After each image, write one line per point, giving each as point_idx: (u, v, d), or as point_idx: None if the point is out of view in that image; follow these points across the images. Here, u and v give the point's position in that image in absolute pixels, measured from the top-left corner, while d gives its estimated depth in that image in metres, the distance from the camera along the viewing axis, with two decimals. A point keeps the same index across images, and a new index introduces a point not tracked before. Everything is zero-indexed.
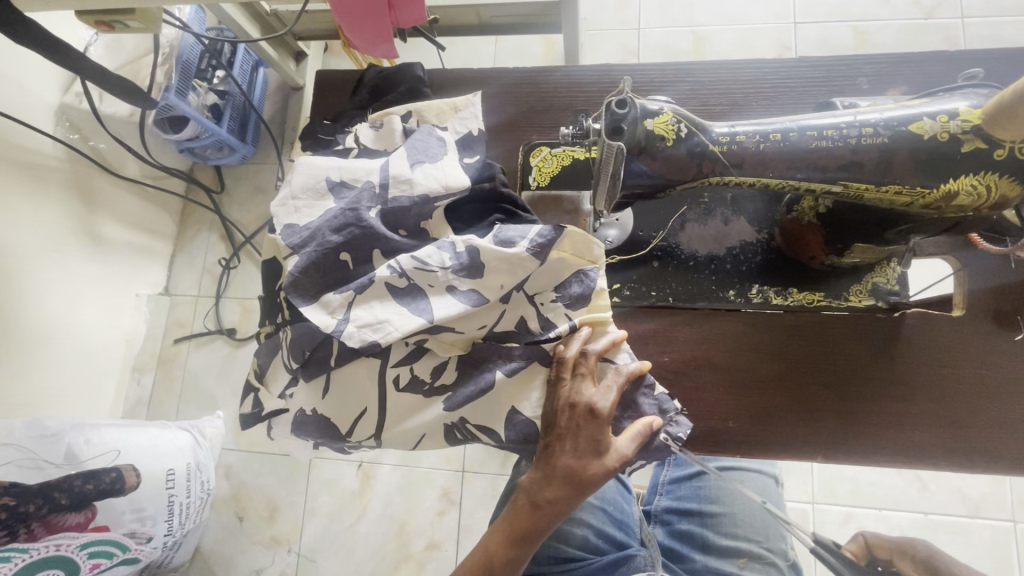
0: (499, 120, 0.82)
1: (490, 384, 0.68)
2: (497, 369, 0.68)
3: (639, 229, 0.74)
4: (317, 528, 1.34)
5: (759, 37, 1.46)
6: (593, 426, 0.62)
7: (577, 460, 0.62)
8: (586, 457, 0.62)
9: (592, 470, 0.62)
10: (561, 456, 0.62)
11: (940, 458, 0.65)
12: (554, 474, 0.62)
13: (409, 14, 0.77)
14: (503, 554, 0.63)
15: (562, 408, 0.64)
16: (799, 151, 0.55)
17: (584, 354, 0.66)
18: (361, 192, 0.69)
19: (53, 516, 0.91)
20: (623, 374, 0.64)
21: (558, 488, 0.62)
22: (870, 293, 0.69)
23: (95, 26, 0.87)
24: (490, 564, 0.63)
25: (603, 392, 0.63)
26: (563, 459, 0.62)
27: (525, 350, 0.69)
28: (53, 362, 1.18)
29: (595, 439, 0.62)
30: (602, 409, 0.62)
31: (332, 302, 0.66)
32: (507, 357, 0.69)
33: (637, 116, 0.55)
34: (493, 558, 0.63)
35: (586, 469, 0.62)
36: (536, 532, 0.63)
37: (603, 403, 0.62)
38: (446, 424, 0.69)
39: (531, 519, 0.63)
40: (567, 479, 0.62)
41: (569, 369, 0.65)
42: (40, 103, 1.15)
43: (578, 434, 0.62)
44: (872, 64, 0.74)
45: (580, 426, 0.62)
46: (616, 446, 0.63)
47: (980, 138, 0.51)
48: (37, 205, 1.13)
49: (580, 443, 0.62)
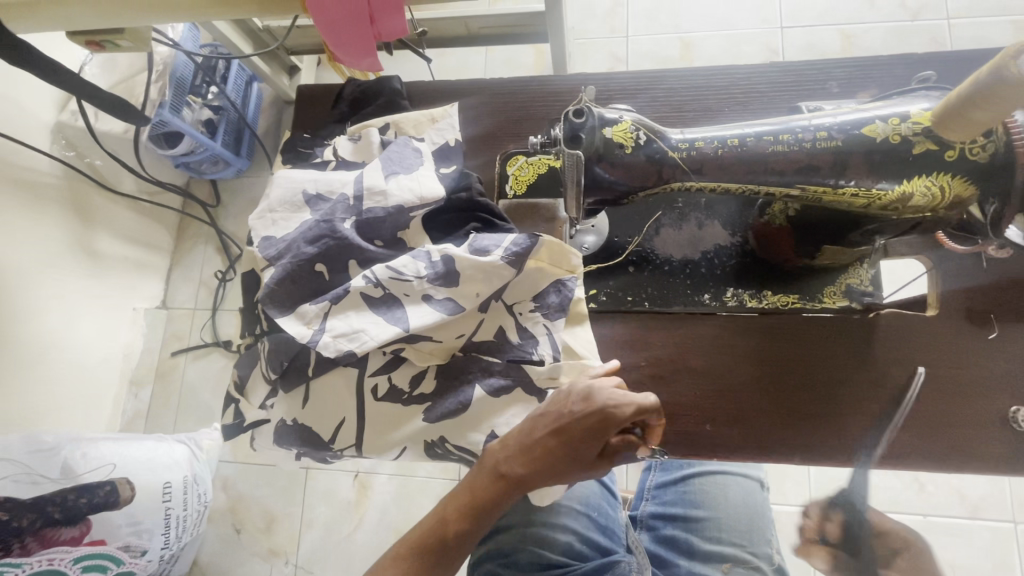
0: (477, 130, 0.83)
1: (469, 395, 0.68)
2: (475, 384, 0.69)
3: (615, 235, 0.75)
4: (314, 540, 1.34)
5: (746, 42, 1.47)
6: (593, 423, 0.58)
7: (557, 448, 0.59)
8: (567, 449, 0.58)
9: (567, 461, 0.59)
10: (544, 439, 0.59)
11: (916, 457, 0.65)
12: (529, 452, 0.59)
13: (390, 26, 0.78)
14: (455, 521, 0.60)
15: (567, 398, 0.60)
16: (757, 155, 0.56)
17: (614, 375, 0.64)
18: (336, 204, 0.70)
19: (47, 531, 0.93)
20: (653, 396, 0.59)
21: (529, 466, 0.59)
22: (843, 294, 0.69)
23: (87, 46, 0.89)
24: (439, 528, 0.61)
25: (620, 399, 0.58)
26: (542, 441, 0.59)
27: (505, 365, 0.69)
28: (50, 378, 1.19)
29: (584, 438, 0.58)
30: (614, 416, 0.57)
31: (308, 312, 0.67)
32: (486, 372, 0.69)
33: (596, 125, 0.56)
34: (446, 519, 0.61)
35: (554, 460, 0.59)
36: (494, 504, 0.60)
37: (614, 412, 0.57)
38: (427, 439, 0.69)
39: (491, 489, 0.60)
40: (541, 458, 0.59)
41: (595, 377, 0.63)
42: (36, 122, 1.17)
43: (572, 430, 0.58)
44: (842, 68, 0.75)
45: (581, 418, 0.58)
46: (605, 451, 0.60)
47: (930, 139, 0.51)
48: (35, 222, 1.15)
49: (569, 436, 0.58)
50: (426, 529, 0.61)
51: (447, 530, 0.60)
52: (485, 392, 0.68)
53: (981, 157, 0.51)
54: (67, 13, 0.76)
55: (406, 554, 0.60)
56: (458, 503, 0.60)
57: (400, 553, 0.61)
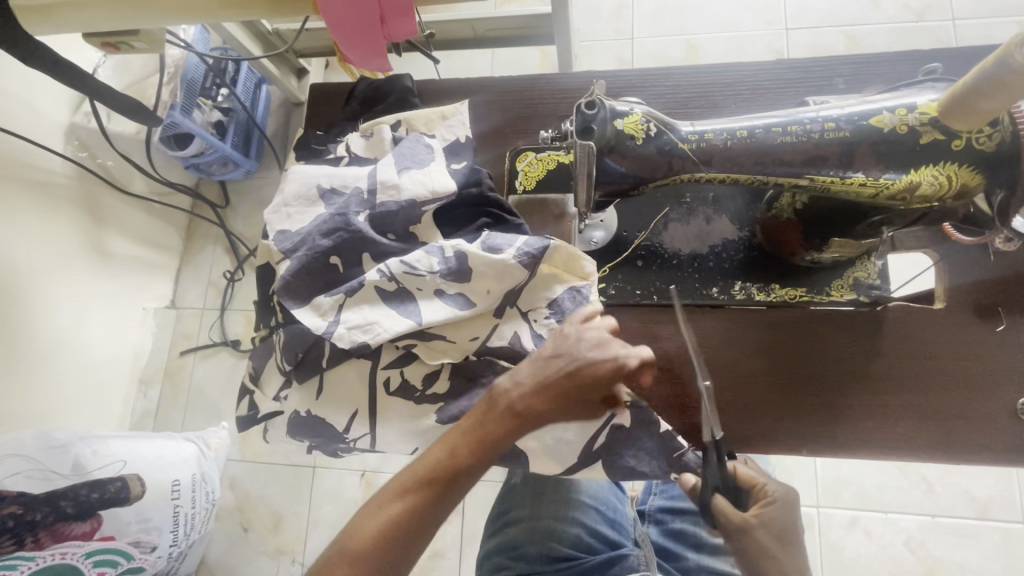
0: (487, 127, 0.84)
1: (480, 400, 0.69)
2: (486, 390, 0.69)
3: (624, 230, 0.75)
4: (321, 538, 1.34)
5: (751, 43, 1.48)
6: (608, 368, 0.61)
7: (568, 392, 0.61)
8: (577, 394, 0.61)
9: (579, 401, 0.61)
10: (556, 382, 0.61)
11: (922, 450, 0.66)
12: (540, 393, 0.61)
13: (401, 29, 0.80)
14: (465, 456, 0.60)
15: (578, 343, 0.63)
16: (766, 146, 0.57)
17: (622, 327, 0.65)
18: (350, 198, 0.71)
19: (59, 525, 0.93)
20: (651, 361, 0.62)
21: (543, 403, 0.61)
22: (851, 287, 0.70)
23: (101, 47, 0.91)
24: (448, 463, 0.60)
25: (630, 349, 0.62)
26: (553, 385, 0.61)
27: None
28: (61, 375, 1.20)
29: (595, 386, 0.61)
30: (626, 364, 0.61)
31: (323, 304, 0.68)
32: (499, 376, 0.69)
33: (607, 116, 0.57)
34: (455, 452, 0.60)
35: (561, 404, 0.61)
36: (502, 442, 0.60)
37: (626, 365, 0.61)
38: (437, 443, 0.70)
39: (500, 426, 0.61)
40: (555, 396, 0.61)
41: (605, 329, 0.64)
42: (50, 124, 1.19)
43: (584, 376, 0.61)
44: (848, 64, 0.76)
45: (594, 362, 0.61)
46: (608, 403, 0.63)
47: (938, 129, 0.52)
48: (49, 223, 1.17)
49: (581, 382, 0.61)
50: (432, 464, 0.60)
51: (456, 465, 0.60)
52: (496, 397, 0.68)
53: (988, 147, 0.52)
54: (85, 15, 0.77)
55: (413, 487, 0.60)
56: (469, 439, 0.60)
57: (406, 488, 0.60)
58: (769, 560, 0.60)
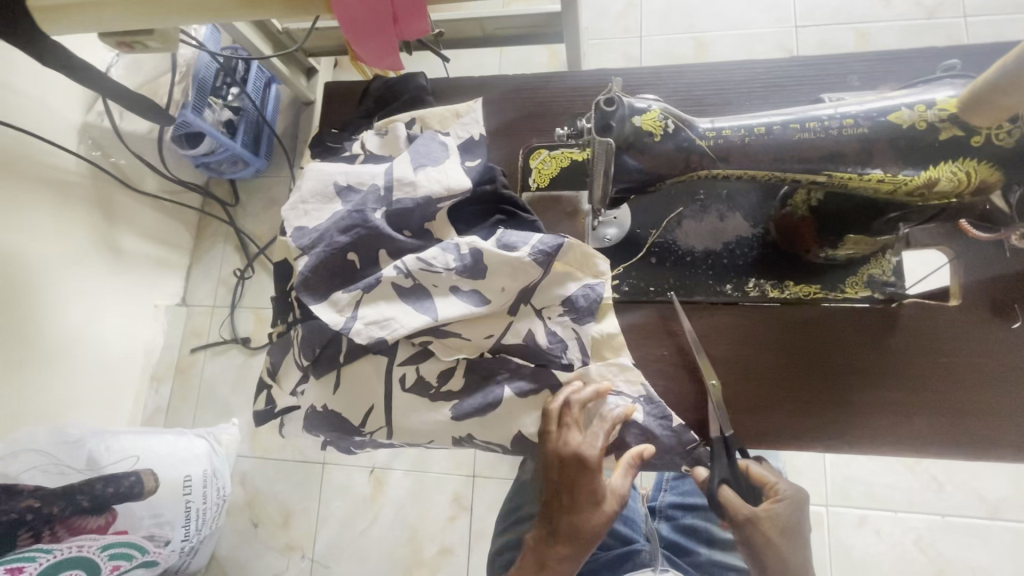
0: (500, 124, 0.85)
1: (497, 395, 0.70)
2: (506, 386, 0.70)
3: (637, 227, 0.76)
4: (330, 534, 1.36)
5: (760, 41, 1.48)
6: (588, 473, 0.65)
7: (576, 512, 0.66)
8: (584, 509, 0.65)
9: (594, 516, 0.65)
10: (564, 515, 0.66)
11: (938, 446, 0.66)
12: (568, 525, 0.66)
13: (413, 29, 0.81)
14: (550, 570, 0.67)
15: (549, 461, 0.67)
16: (783, 142, 0.57)
17: (568, 405, 0.67)
18: (367, 195, 0.72)
19: (76, 519, 0.95)
20: (609, 421, 0.66)
21: (574, 533, 0.66)
22: (866, 284, 0.70)
23: (117, 46, 0.91)
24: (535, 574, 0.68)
25: (588, 439, 0.65)
26: (566, 516, 0.66)
27: (534, 369, 0.71)
28: (74, 370, 1.22)
29: (590, 490, 0.65)
30: (593, 455, 0.65)
31: (341, 300, 0.68)
32: (515, 374, 0.71)
33: (626, 114, 0.58)
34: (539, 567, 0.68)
35: (588, 521, 0.65)
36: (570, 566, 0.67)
37: (592, 453, 0.65)
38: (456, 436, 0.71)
39: (567, 560, 0.66)
40: (575, 523, 0.66)
41: (556, 422, 0.67)
42: (63, 123, 1.20)
43: (575, 489, 0.66)
44: (862, 61, 0.76)
45: (577, 474, 0.65)
46: (614, 486, 0.66)
47: (957, 125, 0.52)
48: (63, 221, 1.18)
49: (578, 496, 0.65)
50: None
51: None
52: (514, 394, 0.70)
53: (1008, 143, 0.51)
54: (102, 15, 0.78)
55: None
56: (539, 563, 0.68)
57: None
58: (770, 554, 0.61)
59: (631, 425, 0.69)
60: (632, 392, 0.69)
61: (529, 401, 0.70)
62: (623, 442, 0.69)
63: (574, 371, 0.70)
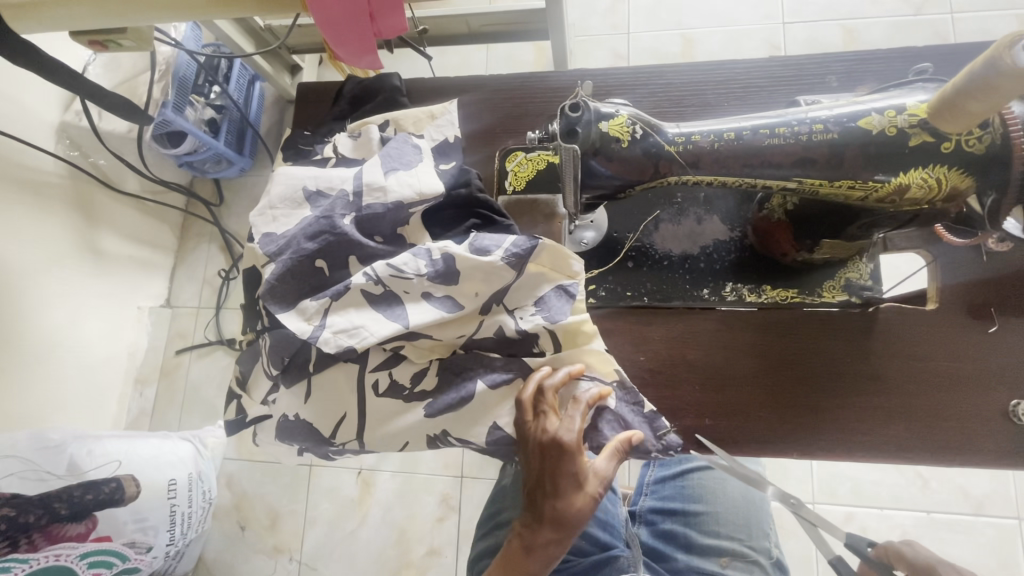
0: (476, 126, 0.83)
1: (471, 390, 0.68)
2: (479, 378, 0.69)
3: (614, 230, 0.75)
4: (318, 536, 1.34)
5: (748, 38, 1.47)
6: (568, 459, 0.62)
7: (561, 497, 0.62)
8: (569, 494, 0.62)
9: (579, 501, 0.62)
10: (548, 499, 0.62)
11: (916, 452, 0.65)
12: (552, 512, 0.62)
13: (390, 24, 0.79)
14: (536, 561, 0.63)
15: (530, 449, 0.64)
16: (753, 148, 0.56)
17: (541, 392, 0.65)
18: (336, 201, 0.71)
19: (55, 527, 0.92)
20: (583, 403, 0.64)
21: (559, 520, 0.62)
22: (843, 288, 0.69)
23: (90, 45, 0.88)
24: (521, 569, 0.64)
25: (566, 424, 0.63)
26: (549, 500, 0.62)
27: (507, 359, 0.70)
28: (55, 375, 1.19)
29: (571, 474, 0.62)
30: (571, 439, 0.62)
31: (309, 308, 0.67)
32: (488, 368, 0.69)
33: (592, 119, 0.56)
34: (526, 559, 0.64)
35: (572, 503, 0.62)
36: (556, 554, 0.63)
37: (570, 437, 0.62)
38: (429, 433, 0.69)
39: (555, 545, 0.63)
40: (560, 510, 0.62)
41: (530, 411, 0.65)
42: (40, 122, 1.17)
43: (555, 474, 0.62)
44: (841, 62, 0.75)
45: (556, 460, 0.62)
46: (597, 470, 0.63)
47: (927, 131, 0.51)
48: (41, 223, 1.16)
49: (559, 481, 0.62)
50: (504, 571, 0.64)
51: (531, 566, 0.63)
52: (486, 386, 0.68)
53: (977, 149, 0.51)
54: (71, 13, 0.76)
55: None
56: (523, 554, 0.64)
57: None
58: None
59: (604, 410, 0.68)
60: (606, 378, 0.68)
61: (503, 392, 0.68)
62: (596, 429, 0.68)
63: (546, 359, 0.69)
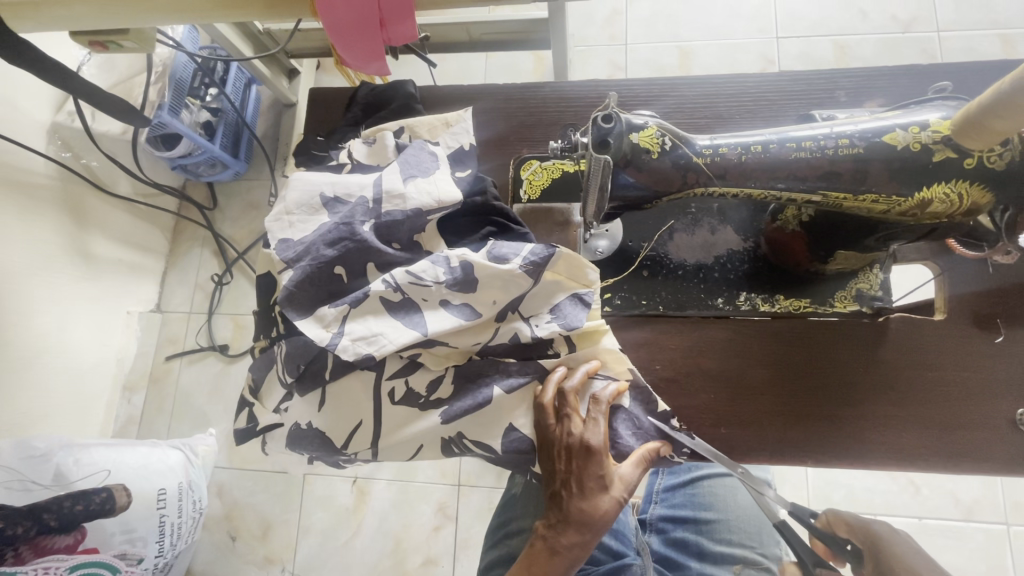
0: (490, 134, 0.84)
1: (487, 396, 0.68)
2: (496, 385, 0.69)
3: (628, 239, 0.75)
4: (311, 546, 1.32)
5: (743, 51, 1.50)
6: (593, 462, 0.62)
7: (587, 499, 0.62)
8: (595, 496, 0.62)
9: (604, 504, 0.62)
10: (574, 498, 0.62)
11: (925, 458, 0.66)
12: (579, 515, 0.62)
13: (400, 31, 0.77)
14: (561, 565, 0.62)
15: (556, 451, 0.64)
16: (779, 160, 0.58)
17: (562, 395, 0.66)
18: (355, 207, 0.70)
19: (42, 539, 0.89)
20: (605, 404, 0.65)
21: (585, 523, 0.62)
22: (854, 298, 0.72)
23: (89, 45, 0.86)
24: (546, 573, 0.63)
25: (589, 427, 0.64)
26: (576, 501, 0.62)
27: (523, 364, 0.70)
28: (40, 381, 1.16)
29: (599, 475, 0.62)
30: (595, 441, 0.63)
31: (327, 316, 0.66)
32: (505, 372, 0.69)
33: (623, 130, 0.58)
34: (551, 562, 0.63)
35: (600, 505, 0.62)
36: (580, 555, 0.63)
37: (597, 437, 0.63)
38: (444, 437, 0.69)
39: (581, 547, 0.63)
40: (585, 513, 0.62)
41: (553, 414, 0.66)
42: (32, 123, 1.14)
43: (583, 475, 0.63)
44: (850, 78, 0.77)
45: (583, 462, 0.63)
46: (621, 474, 0.64)
47: (951, 147, 0.53)
48: (30, 225, 1.12)
49: (587, 482, 0.62)
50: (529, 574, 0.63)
51: (555, 569, 0.62)
52: (504, 391, 0.68)
53: (998, 165, 0.53)
54: (72, 12, 0.74)
55: None
56: (547, 558, 0.63)
57: None
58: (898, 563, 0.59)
59: (618, 409, 0.68)
60: (619, 375, 0.68)
61: (519, 395, 0.69)
62: (612, 429, 0.68)
63: (561, 361, 0.69)
